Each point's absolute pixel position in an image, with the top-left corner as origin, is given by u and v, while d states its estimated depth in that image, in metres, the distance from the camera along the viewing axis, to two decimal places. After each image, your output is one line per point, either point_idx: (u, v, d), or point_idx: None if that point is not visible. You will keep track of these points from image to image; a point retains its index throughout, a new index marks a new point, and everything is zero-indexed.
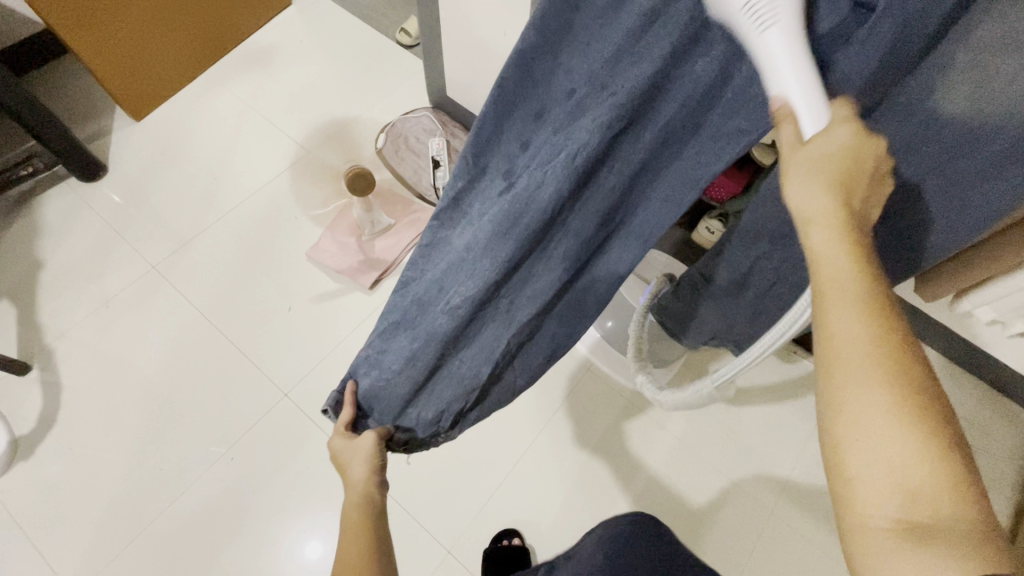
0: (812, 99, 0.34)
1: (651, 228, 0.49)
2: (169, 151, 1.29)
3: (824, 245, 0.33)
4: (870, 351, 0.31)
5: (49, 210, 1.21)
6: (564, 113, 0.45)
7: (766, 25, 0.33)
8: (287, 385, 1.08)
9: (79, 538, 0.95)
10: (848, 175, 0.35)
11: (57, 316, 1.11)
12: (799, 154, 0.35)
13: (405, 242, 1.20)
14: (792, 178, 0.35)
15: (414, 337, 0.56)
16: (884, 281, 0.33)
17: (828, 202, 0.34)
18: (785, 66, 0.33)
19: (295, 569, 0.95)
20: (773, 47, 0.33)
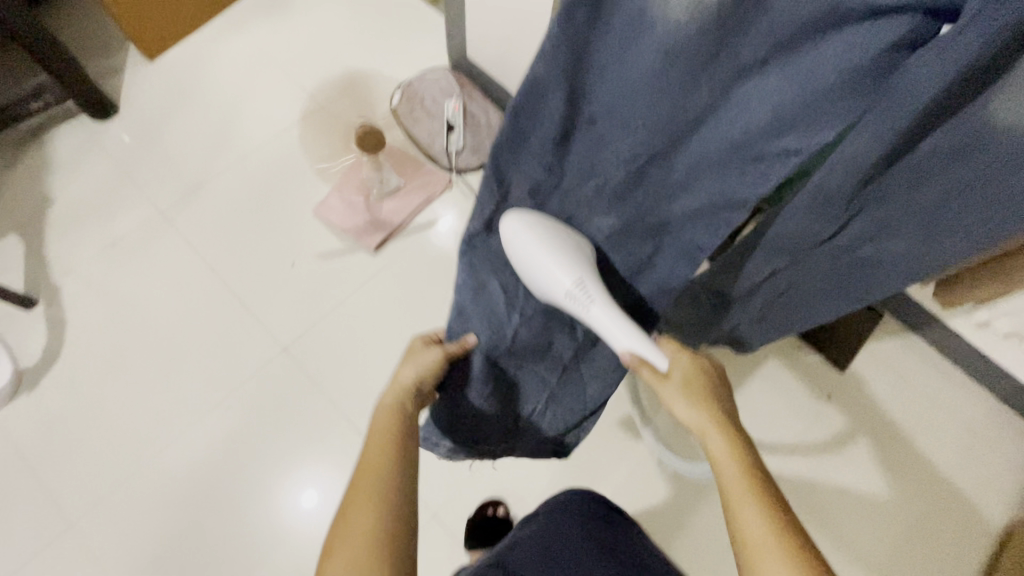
0: (648, 349, 0.51)
1: (699, 247, 0.47)
2: (181, 94, 1.27)
3: (719, 449, 0.46)
4: (775, 544, 0.41)
5: (60, 146, 1.20)
6: (584, 138, 0.45)
7: (591, 302, 0.51)
8: (286, 340, 1.08)
9: (77, 470, 0.98)
10: (710, 392, 0.50)
11: (65, 253, 1.12)
12: (666, 381, 0.51)
13: (413, 205, 1.18)
14: (671, 400, 0.50)
15: (491, 334, 0.61)
16: (762, 475, 0.45)
17: (705, 417, 0.48)
18: (617, 330, 0.51)
19: (283, 521, 0.97)
20: (597, 317, 0.51)
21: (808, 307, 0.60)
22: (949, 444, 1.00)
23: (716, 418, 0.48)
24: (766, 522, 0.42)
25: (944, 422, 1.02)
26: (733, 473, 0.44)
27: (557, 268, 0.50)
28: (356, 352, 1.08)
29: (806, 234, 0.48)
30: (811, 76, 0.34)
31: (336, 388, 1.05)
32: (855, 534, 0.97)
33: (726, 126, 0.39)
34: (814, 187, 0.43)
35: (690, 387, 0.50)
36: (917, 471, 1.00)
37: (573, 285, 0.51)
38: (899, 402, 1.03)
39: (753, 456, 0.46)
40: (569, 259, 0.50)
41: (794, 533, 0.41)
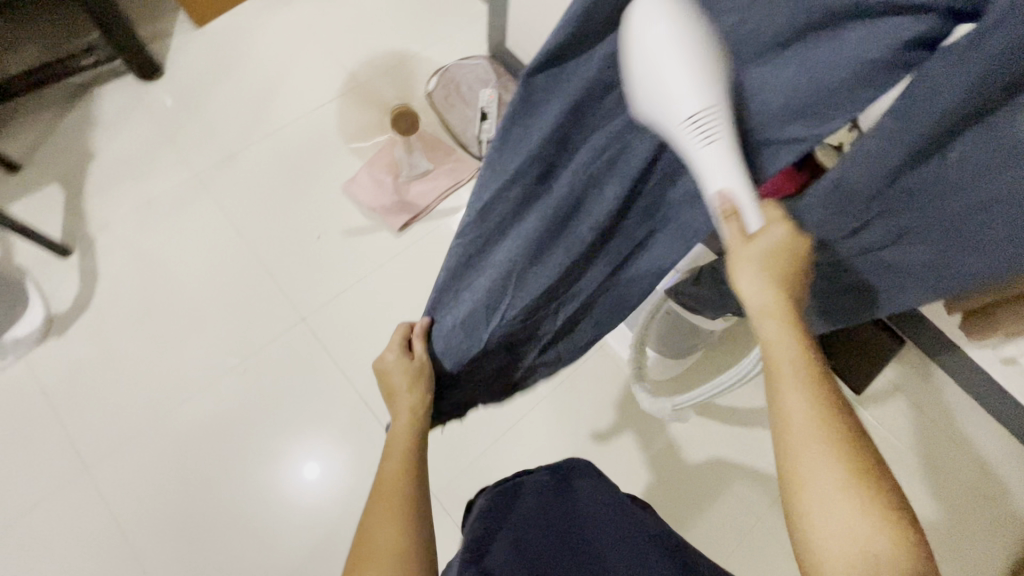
0: (744, 194, 0.40)
1: (696, 228, 0.48)
2: (224, 62, 1.30)
3: (776, 333, 0.40)
4: (817, 429, 0.38)
5: (105, 103, 1.24)
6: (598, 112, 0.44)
7: (709, 138, 0.38)
8: (306, 310, 1.10)
9: (96, 417, 1.01)
10: (791, 270, 0.41)
11: (101, 207, 1.15)
12: (749, 246, 0.40)
13: (440, 189, 1.19)
14: (742, 272, 0.41)
15: (472, 329, 0.56)
16: (817, 363, 0.40)
17: (771, 295, 0.40)
18: (725, 168, 0.39)
19: (288, 485, 0.99)
20: (705, 154, 0.39)
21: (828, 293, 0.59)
22: (960, 477, 1.00)
23: (789, 292, 0.41)
24: (813, 408, 0.38)
25: (953, 454, 1.01)
26: (789, 356, 0.39)
27: (674, 91, 0.37)
28: (373, 328, 1.10)
29: (830, 226, 0.46)
30: (826, 66, 0.34)
31: (351, 361, 1.07)
32: None
33: (743, 109, 0.39)
34: (836, 182, 0.42)
35: (769, 257, 0.40)
36: (924, 502, 0.99)
37: (697, 112, 0.37)
38: (911, 430, 1.03)
39: (809, 337, 0.41)
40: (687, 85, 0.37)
41: (843, 422, 0.38)
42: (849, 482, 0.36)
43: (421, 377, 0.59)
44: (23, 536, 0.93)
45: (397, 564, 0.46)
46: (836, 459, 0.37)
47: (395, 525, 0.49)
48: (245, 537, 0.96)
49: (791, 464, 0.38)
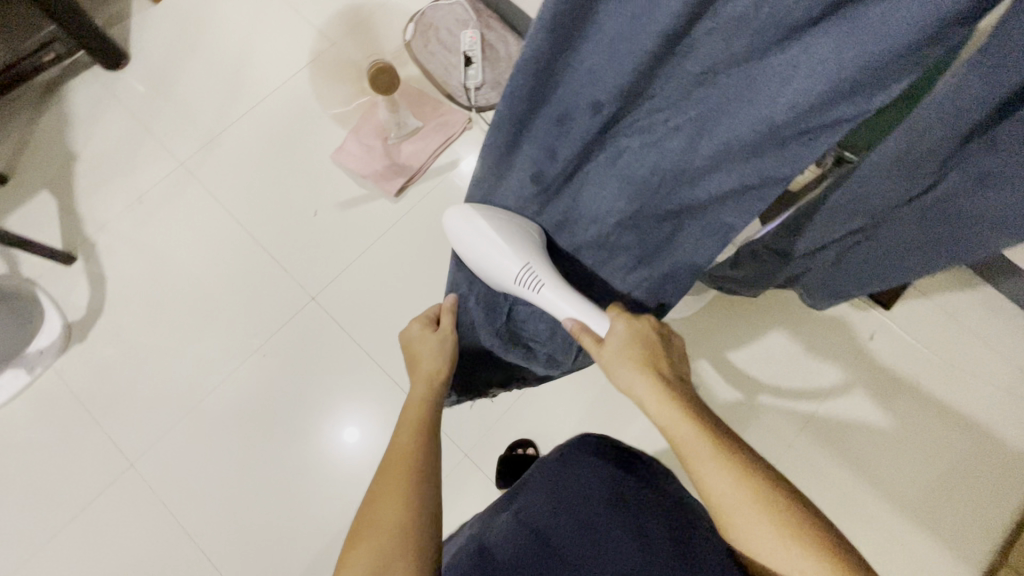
0: (587, 314, 0.55)
1: (730, 224, 0.44)
2: (187, 37, 1.23)
3: (670, 418, 0.46)
4: (742, 496, 0.42)
5: (78, 100, 1.19)
6: (595, 125, 0.41)
7: (539, 286, 0.54)
8: (315, 289, 1.09)
9: (131, 417, 1.04)
10: (649, 356, 0.51)
11: (95, 208, 1.14)
12: (604, 350, 0.52)
13: (433, 146, 1.14)
14: (613, 372, 0.51)
15: (494, 297, 0.61)
16: (717, 426, 0.45)
17: (647, 384, 0.49)
18: (564, 302, 0.55)
19: (326, 459, 1.02)
20: (548, 298, 0.55)
21: (882, 267, 0.55)
22: (991, 378, 1.00)
23: (658, 384, 0.49)
24: (731, 478, 0.42)
25: (985, 363, 1.01)
26: (689, 435, 0.45)
27: (504, 258, 0.53)
28: (383, 299, 1.09)
29: (890, 191, 0.43)
30: (856, 48, 0.28)
31: (367, 335, 1.07)
32: (891, 470, 0.97)
33: (765, 105, 0.34)
34: (900, 150, 0.38)
35: (625, 356, 0.51)
36: (952, 408, 0.99)
37: (521, 272, 0.54)
38: (939, 335, 1.02)
39: (697, 406, 0.47)
40: (515, 247, 0.53)
41: (762, 482, 0.42)
42: (790, 541, 0.40)
43: (447, 336, 0.62)
44: (85, 531, 0.98)
45: (399, 539, 0.46)
46: (765, 518, 0.41)
47: (398, 500, 0.48)
48: (294, 513, 1.00)
49: (732, 530, 0.43)
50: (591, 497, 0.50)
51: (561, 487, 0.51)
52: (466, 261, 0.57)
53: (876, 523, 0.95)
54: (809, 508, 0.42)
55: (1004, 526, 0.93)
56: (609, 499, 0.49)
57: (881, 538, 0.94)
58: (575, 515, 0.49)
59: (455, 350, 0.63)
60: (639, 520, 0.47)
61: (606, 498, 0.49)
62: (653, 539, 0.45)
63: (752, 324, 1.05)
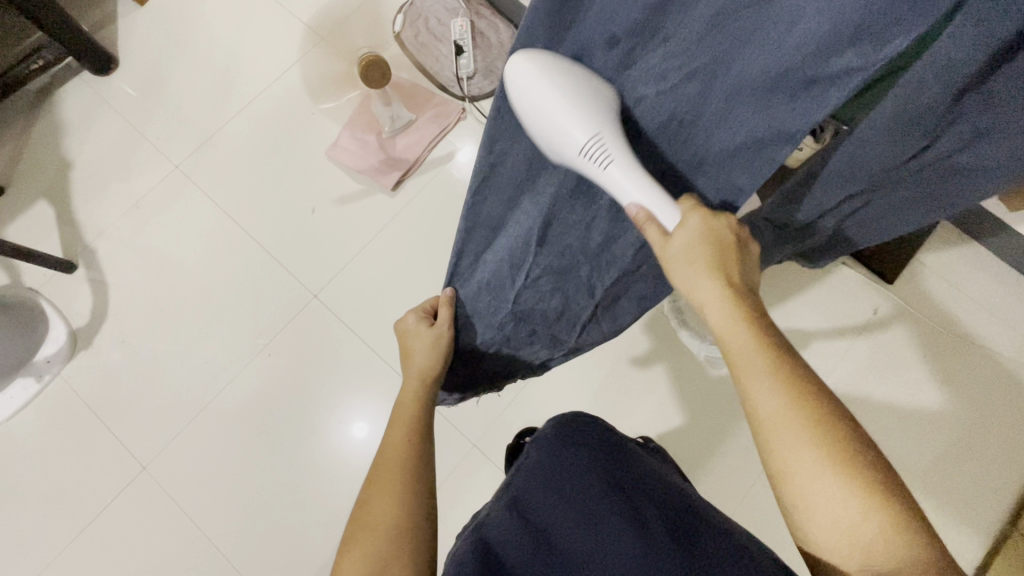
0: (659, 202, 0.43)
1: (740, 184, 0.42)
2: (175, 38, 1.22)
3: (727, 327, 0.43)
4: (799, 415, 0.40)
5: (69, 106, 1.19)
6: (609, 68, 0.40)
7: (606, 162, 0.42)
8: (316, 286, 1.09)
9: (141, 420, 1.05)
10: (722, 250, 0.44)
11: (93, 215, 1.14)
12: (669, 247, 0.44)
13: (428, 138, 1.14)
14: (675, 270, 0.45)
15: (496, 287, 0.60)
16: (777, 344, 0.42)
17: (711, 284, 0.44)
18: (631, 183, 0.43)
19: (335, 454, 1.03)
20: (615, 177, 0.43)
21: (889, 218, 0.56)
22: (997, 347, 1.00)
23: (721, 287, 0.44)
24: (784, 400, 0.40)
25: (990, 333, 1.00)
26: (745, 343, 0.42)
27: (569, 121, 0.40)
28: (385, 294, 1.09)
29: (888, 153, 0.43)
30: None
31: (370, 331, 1.07)
32: (898, 443, 0.98)
33: (779, 43, 0.32)
34: (899, 105, 0.38)
35: (695, 250, 0.43)
36: (958, 379, 0.99)
37: (588, 143, 0.41)
38: (943, 307, 1.02)
39: (759, 317, 0.43)
40: (586, 107, 0.39)
41: (817, 412, 0.40)
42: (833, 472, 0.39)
43: (441, 330, 0.61)
44: (103, 535, 1.00)
45: (389, 534, 0.48)
46: (811, 444, 0.39)
47: (389, 497, 0.50)
48: (308, 509, 1.01)
49: (776, 456, 0.41)
50: (586, 482, 0.49)
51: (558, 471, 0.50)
52: (523, 121, 0.42)
53: None
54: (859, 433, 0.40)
55: (1011, 493, 0.94)
56: (607, 482, 0.49)
57: None
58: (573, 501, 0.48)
59: (449, 346, 0.63)
60: (635, 508, 0.47)
61: (602, 484, 0.49)
62: (650, 526, 0.45)
63: (754, 304, 1.05)
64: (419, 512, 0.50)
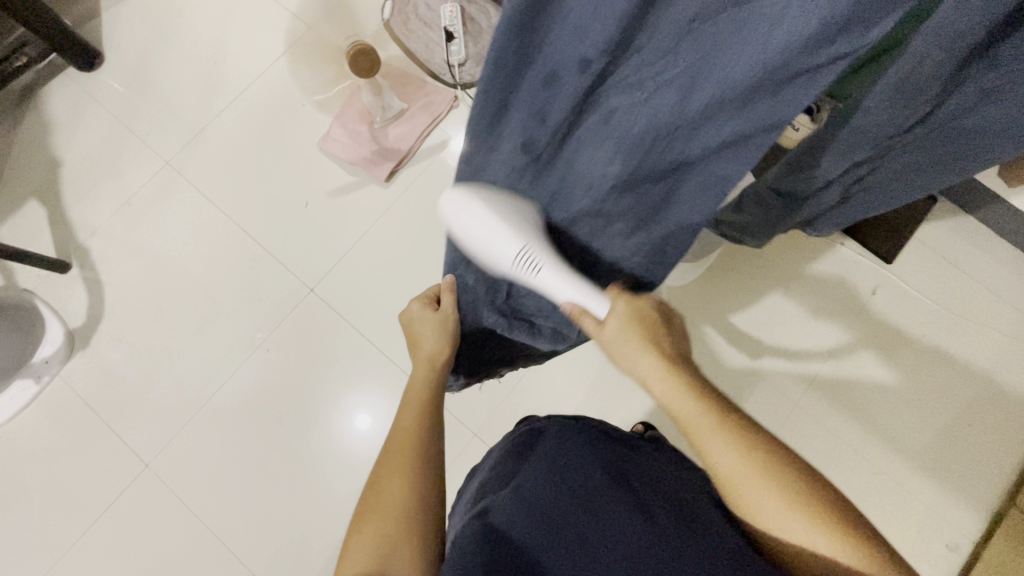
0: (587, 295, 0.51)
1: (727, 177, 0.40)
2: (161, 30, 1.20)
3: (672, 398, 0.47)
4: (752, 471, 0.43)
5: (56, 104, 1.17)
6: (583, 84, 0.39)
7: (537, 268, 0.51)
8: (312, 281, 1.09)
9: (142, 419, 1.05)
10: (650, 333, 0.50)
11: (85, 214, 1.13)
12: (604, 331, 0.51)
13: (420, 128, 1.12)
14: (614, 353, 0.51)
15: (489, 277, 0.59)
16: (723, 408, 0.45)
17: (649, 363, 0.48)
18: (562, 284, 0.51)
19: (337, 447, 1.03)
20: (547, 280, 0.51)
21: (896, 184, 0.56)
22: (996, 325, 0.99)
23: (662, 360, 0.48)
24: (736, 454, 0.44)
25: (989, 311, 1.00)
26: (694, 411, 0.45)
27: (500, 239, 0.50)
28: (382, 286, 1.08)
29: (886, 123, 0.43)
30: None
31: (368, 324, 1.07)
32: (898, 423, 0.98)
33: (758, 43, 0.31)
34: (903, 73, 0.37)
35: (627, 333, 0.50)
36: (957, 358, 0.99)
37: (519, 255, 0.50)
38: (943, 286, 1.02)
39: (705, 386, 0.47)
40: (509, 229, 0.50)
41: (772, 464, 0.43)
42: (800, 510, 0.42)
43: (448, 314, 0.63)
44: (109, 531, 1.01)
45: (399, 513, 0.48)
46: (771, 489, 0.43)
47: (399, 477, 0.50)
48: (312, 501, 1.01)
49: (742, 503, 0.44)
50: (592, 472, 0.48)
51: (564, 465, 0.50)
52: (460, 243, 0.53)
53: (885, 476, 0.96)
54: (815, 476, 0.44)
55: (1010, 470, 0.94)
56: (610, 473, 0.48)
57: (890, 489, 0.95)
58: (579, 489, 0.47)
59: (454, 332, 0.64)
60: (642, 498, 0.46)
61: (608, 471, 0.49)
62: (655, 515, 0.44)
63: (752, 287, 1.04)
64: (428, 500, 0.50)
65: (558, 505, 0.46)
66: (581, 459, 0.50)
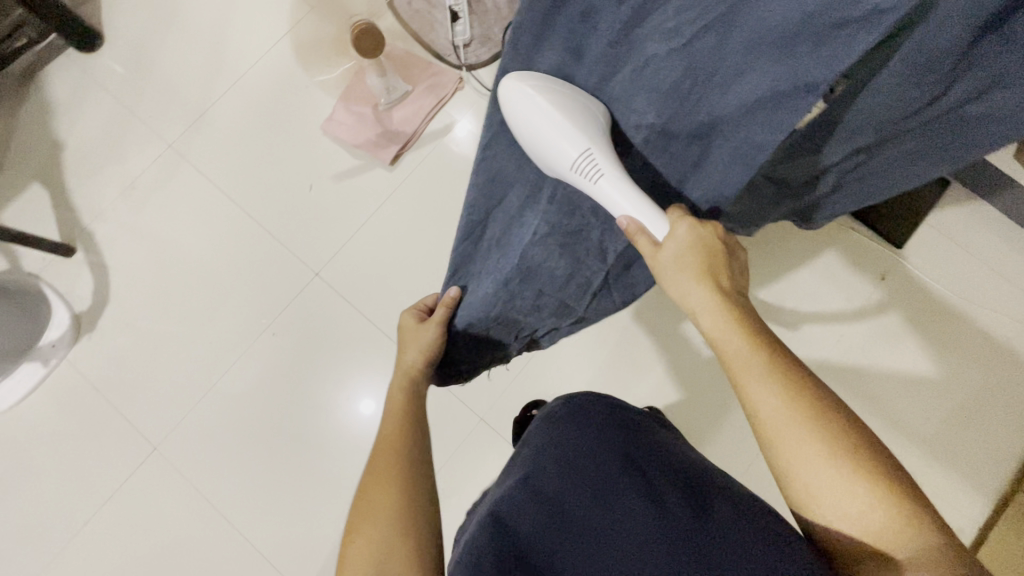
0: (646, 211, 0.49)
1: (759, 145, 0.40)
2: (162, 11, 1.18)
3: (719, 330, 0.47)
4: (792, 416, 0.43)
5: (57, 85, 1.16)
6: (622, 20, 0.41)
7: (598, 174, 0.48)
8: (318, 265, 1.08)
9: (150, 402, 1.05)
10: (709, 260, 0.48)
11: (89, 197, 1.12)
12: (661, 253, 0.48)
13: (425, 109, 1.11)
14: (667, 276, 0.49)
15: (502, 248, 0.60)
16: (768, 346, 0.46)
17: (703, 292, 0.48)
18: (621, 196, 0.49)
19: (344, 431, 1.04)
20: (606, 189, 0.49)
21: (893, 175, 0.57)
22: (1007, 311, 0.99)
23: (714, 292, 0.48)
24: (779, 398, 0.44)
25: (1000, 296, 0.99)
26: (739, 349, 0.46)
27: (563, 140, 0.48)
28: (388, 270, 1.08)
29: (897, 104, 0.43)
30: None
31: (374, 307, 1.07)
32: (905, 408, 0.98)
33: None
34: (911, 59, 0.38)
35: (683, 261, 0.48)
36: (967, 343, 0.99)
37: (580, 159, 0.48)
38: (954, 270, 1.01)
39: (754, 325, 0.47)
40: (573, 130, 0.47)
41: (815, 414, 0.43)
42: (840, 465, 0.42)
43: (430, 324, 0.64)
44: (119, 513, 1.02)
45: (395, 516, 0.48)
46: (812, 439, 0.42)
47: (395, 481, 0.51)
48: (319, 484, 1.02)
49: (782, 456, 0.43)
50: (601, 469, 0.48)
51: (572, 457, 0.49)
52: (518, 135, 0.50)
53: None
54: (863, 432, 0.43)
55: (1018, 455, 0.94)
56: (625, 466, 0.48)
57: None
58: (591, 488, 0.46)
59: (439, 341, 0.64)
60: (653, 495, 0.45)
61: (618, 464, 0.48)
62: (669, 513, 0.43)
63: (761, 272, 1.03)
64: (421, 497, 0.51)
65: (571, 502, 0.46)
66: (592, 453, 0.49)
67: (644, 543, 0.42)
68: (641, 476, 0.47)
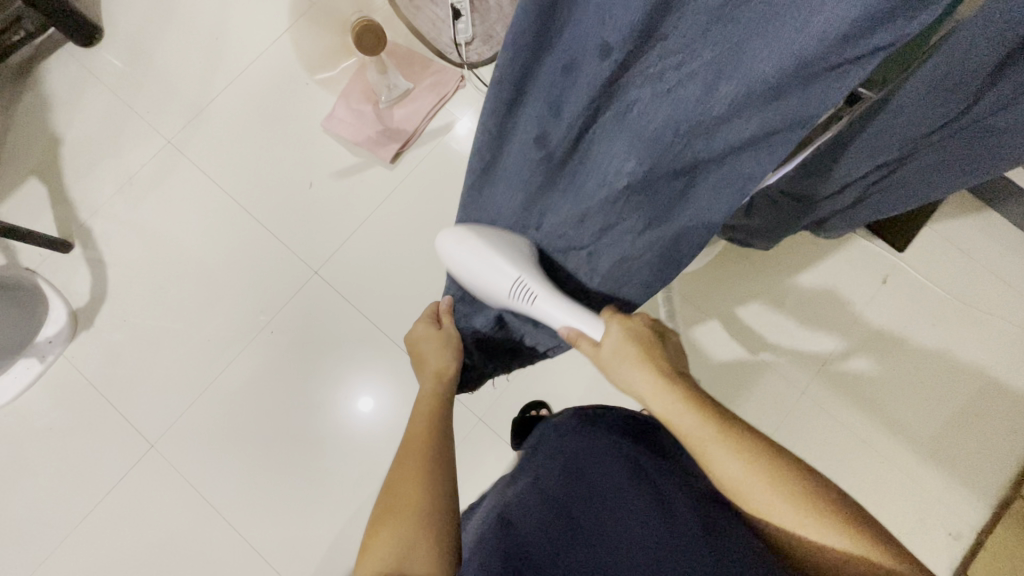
0: (581, 320, 0.57)
1: (749, 175, 0.41)
2: (161, 5, 1.17)
3: (671, 409, 0.48)
4: (755, 477, 0.43)
5: (55, 80, 1.15)
6: (603, 75, 0.37)
7: (533, 297, 0.58)
8: (317, 263, 1.08)
9: (147, 400, 1.05)
10: (646, 349, 0.52)
11: (88, 193, 1.11)
12: (602, 352, 0.54)
13: (426, 108, 1.11)
14: (614, 371, 0.53)
15: None
16: (718, 414, 0.46)
17: (648, 377, 0.50)
18: (557, 311, 0.57)
19: (342, 430, 1.03)
20: (542, 307, 0.58)
21: (904, 193, 0.57)
22: (1006, 314, 0.98)
23: (657, 377, 0.50)
24: (740, 462, 0.43)
25: (1000, 300, 0.99)
26: (693, 424, 0.46)
27: (497, 272, 0.58)
28: (387, 269, 1.07)
29: (912, 124, 0.44)
30: None
31: (372, 306, 1.06)
32: (904, 412, 0.97)
33: (790, 41, 0.30)
34: (939, 73, 0.38)
35: (624, 351, 0.53)
36: (967, 347, 0.98)
37: (515, 287, 0.57)
38: (954, 274, 1.00)
39: (700, 399, 0.48)
40: (504, 264, 0.57)
41: (778, 468, 0.43)
42: (812, 520, 0.41)
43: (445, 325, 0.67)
44: (115, 509, 1.01)
45: (419, 516, 0.47)
46: (781, 495, 0.42)
47: (417, 480, 0.50)
48: (316, 483, 1.02)
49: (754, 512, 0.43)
50: (613, 474, 0.48)
51: (578, 468, 0.50)
52: (461, 278, 0.61)
53: (890, 464, 0.96)
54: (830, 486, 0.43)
55: (1016, 459, 0.94)
56: (632, 468, 0.48)
57: (894, 477, 0.95)
58: (599, 494, 0.47)
59: (455, 344, 0.66)
60: (664, 499, 0.45)
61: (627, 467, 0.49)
62: (678, 519, 0.43)
63: (761, 274, 1.03)
64: (444, 499, 0.49)
65: (579, 506, 0.46)
66: (600, 461, 0.50)
67: (651, 544, 0.42)
68: (649, 483, 0.47)
